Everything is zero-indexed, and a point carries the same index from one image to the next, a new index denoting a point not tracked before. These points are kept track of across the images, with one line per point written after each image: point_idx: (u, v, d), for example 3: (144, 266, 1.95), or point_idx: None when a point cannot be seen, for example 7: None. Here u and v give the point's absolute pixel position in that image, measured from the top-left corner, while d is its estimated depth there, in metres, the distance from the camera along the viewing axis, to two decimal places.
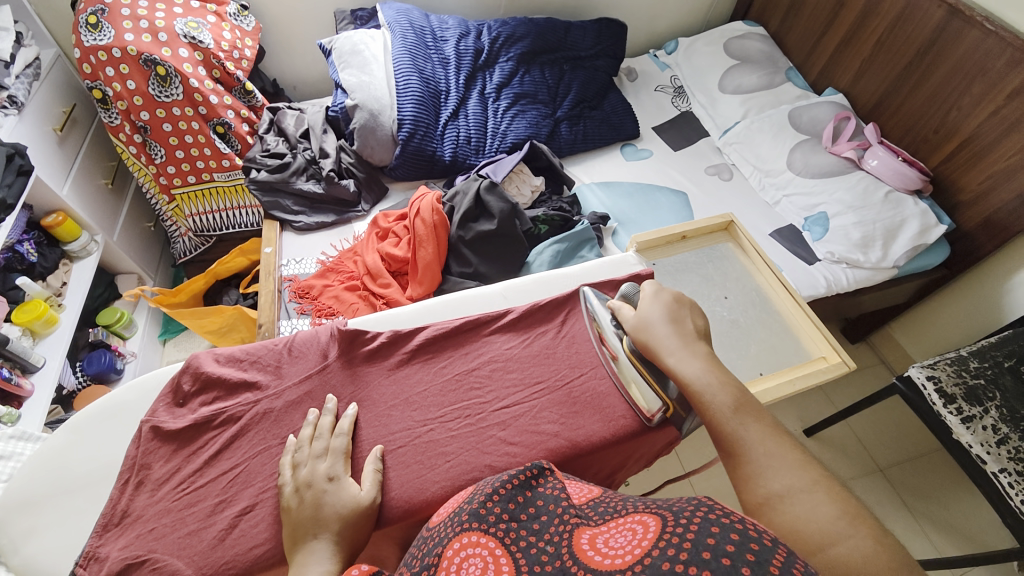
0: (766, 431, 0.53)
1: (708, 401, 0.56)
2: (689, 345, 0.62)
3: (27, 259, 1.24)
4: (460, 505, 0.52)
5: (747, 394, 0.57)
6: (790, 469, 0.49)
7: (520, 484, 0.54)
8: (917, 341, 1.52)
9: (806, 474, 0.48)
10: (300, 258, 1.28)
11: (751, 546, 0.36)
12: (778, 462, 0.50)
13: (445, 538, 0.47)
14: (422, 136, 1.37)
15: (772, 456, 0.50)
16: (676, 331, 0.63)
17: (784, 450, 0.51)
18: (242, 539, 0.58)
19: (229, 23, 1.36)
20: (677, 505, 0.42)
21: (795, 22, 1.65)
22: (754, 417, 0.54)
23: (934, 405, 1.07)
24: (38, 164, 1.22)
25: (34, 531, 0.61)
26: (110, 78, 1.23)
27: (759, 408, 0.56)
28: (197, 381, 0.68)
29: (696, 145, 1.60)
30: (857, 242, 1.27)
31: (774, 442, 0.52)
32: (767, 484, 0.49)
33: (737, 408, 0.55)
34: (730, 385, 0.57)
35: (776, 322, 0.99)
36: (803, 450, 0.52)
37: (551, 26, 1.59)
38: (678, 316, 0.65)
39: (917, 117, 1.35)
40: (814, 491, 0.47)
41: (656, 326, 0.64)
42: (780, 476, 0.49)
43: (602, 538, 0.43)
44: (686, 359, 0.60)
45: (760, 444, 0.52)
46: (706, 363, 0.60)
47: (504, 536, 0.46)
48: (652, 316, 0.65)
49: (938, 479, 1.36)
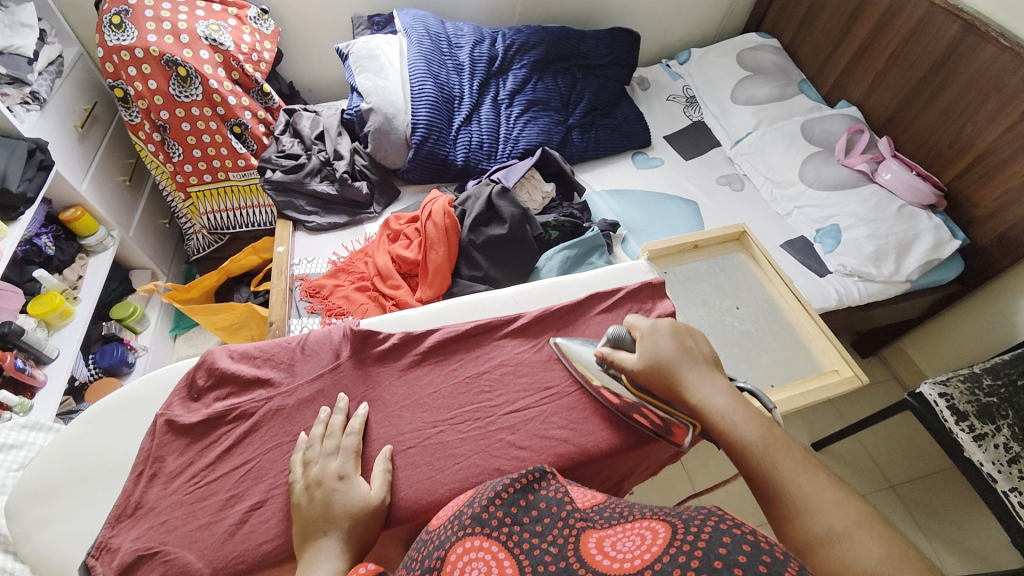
0: (801, 468, 0.54)
1: (738, 439, 0.57)
2: (708, 380, 0.63)
3: (44, 252, 1.26)
4: (462, 508, 0.52)
5: (773, 427, 0.58)
6: (831, 507, 0.50)
7: (523, 487, 0.53)
8: (929, 357, 1.50)
9: (848, 512, 0.49)
10: (313, 258, 1.29)
11: (762, 556, 0.35)
12: (818, 499, 0.51)
13: (448, 540, 0.47)
14: (435, 140, 1.38)
15: (812, 494, 0.51)
16: (692, 366, 0.64)
17: (821, 487, 0.52)
18: (252, 534, 0.59)
19: (249, 26, 1.39)
20: (686, 513, 0.42)
21: (809, 35, 1.65)
22: (786, 452, 0.55)
23: (945, 422, 1.06)
24: (59, 160, 1.24)
25: (48, 520, 0.62)
26: (132, 77, 1.25)
27: (788, 443, 0.57)
28: (212, 376, 0.69)
29: (707, 155, 1.60)
30: (870, 256, 1.27)
31: (810, 478, 0.53)
32: (811, 525, 0.49)
33: (767, 444, 0.56)
34: (756, 420, 0.58)
35: (787, 334, 0.99)
36: (839, 484, 0.53)
37: (565, 35, 1.61)
38: (685, 348, 0.66)
39: (931, 131, 1.35)
40: (857, 530, 0.48)
41: (668, 363, 0.64)
42: (821, 516, 0.49)
43: (610, 541, 0.43)
44: (708, 395, 0.61)
45: (796, 481, 0.52)
46: (730, 399, 0.61)
47: (506, 540, 0.46)
48: (661, 351, 0.65)
49: (951, 499, 1.34)
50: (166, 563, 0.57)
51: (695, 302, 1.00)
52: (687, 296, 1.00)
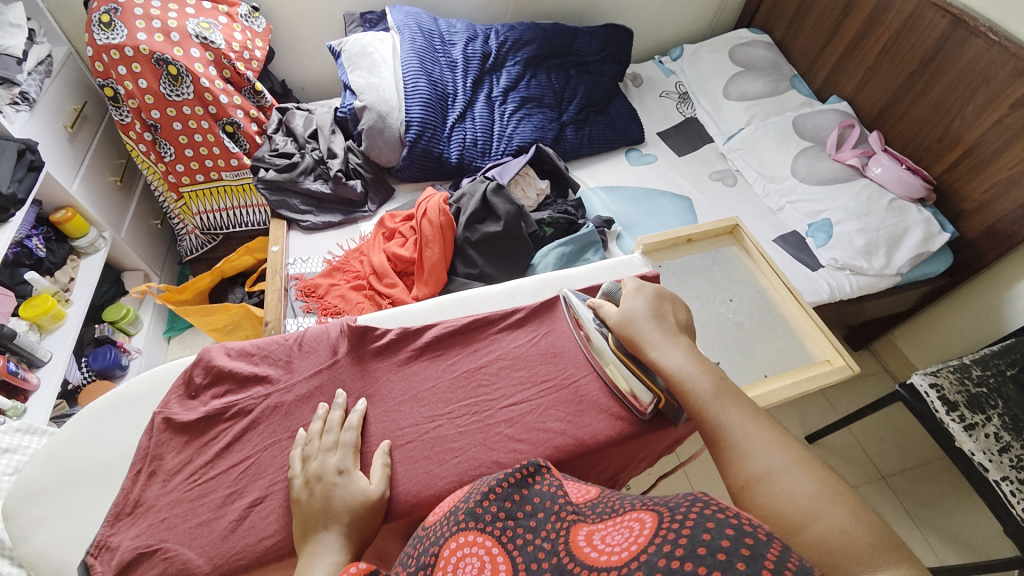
0: (747, 415, 0.55)
1: (691, 389, 0.58)
2: (670, 336, 0.63)
3: (35, 254, 1.25)
4: (456, 504, 0.53)
5: (726, 379, 0.59)
6: (772, 449, 0.51)
7: (518, 482, 0.55)
8: (920, 349, 1.52)
9: (788, 453, 0.51)
10: (307, 257, 1.29)
11: (745, 539, 0.36)
12: (760, 442, 0.52)
13: (442, 537, 0.48)
14: (429, 138, 1.38)
15: (755, 438, 0.52)
16: (659, 325, 0.65)
17: (765, 432, 0.53)
18: (253, 530, 0.59)
19: (241, 24, 1.38)
20: (673, 502, 0.43)
21: (800, 31, 1.67)
22: (735, 401, 0.56)
23: (936, 411, 1.07)
24: (49, 160, 1.23)
25: (45, 520, 0.62)
26: (122, 76, 1.24)
27: (738, 391, 0.58)
28: (209, 374, 0.69)
29: (700, 151, 1.61)
30: (861, 249, 1.28)
31: (755, 423, 0.54)
32: (751, 466, 0.51)
33: (718, 394, 0.57)
34: (710, 372, 0.59)
35: (781, 326, 1.00)
36: (784, 429, 0.54)
37: (558, 32, 1.61)
38: (661, 310, 0.66)
39: (920, 126, 1.36)
40: (794, 470, 0.49)
41: (639, 321, 0.65)
42: (763, 458, 0.51)
43: (600, 535, 0.44)
44: (668, 351, 0.62)
45: (740, 427, 0.54)
46: (688, 353, 0.61)
47: (500, 534, 0.47)
48: (636, 311, 0.66)
49: (942, 487, 1.36)
50: (166, 561, 0.57)
51: (690, 295, 1.00)
52: (682, 288, 1.01)
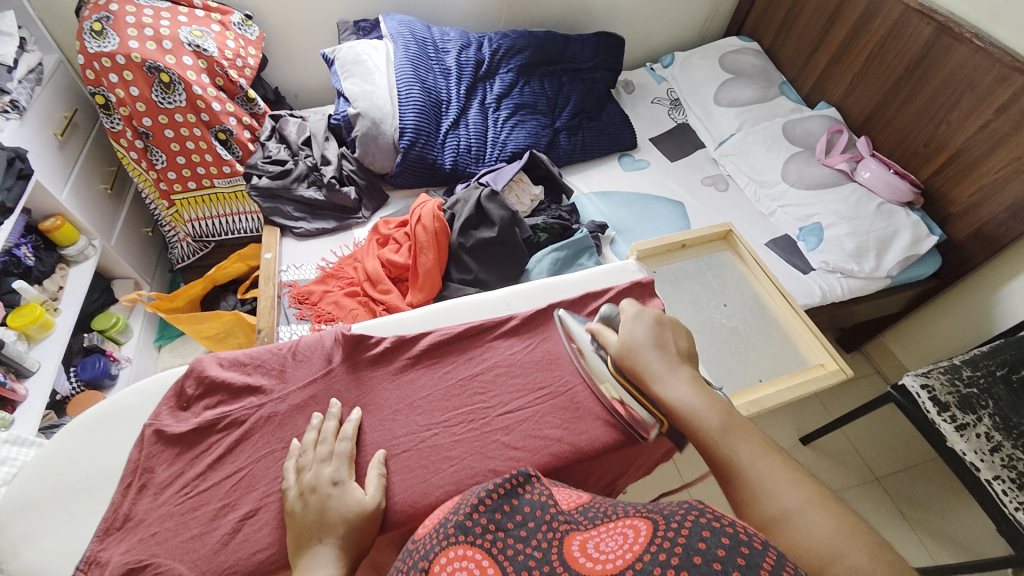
0: (759, 451, 0.53)
1: (699, 424, 0.56)
2: (673, 367, 0.62)
3: (24, 263, 1.23)
4: (445, 517, 0.52)
5: (734, 411, 0.57)
6: (787, 488, 0.49)
7: (507, 493, 0.54)
8: (910, 351, 1.54)
9: (803, 492, 0.49)
10: (300, 264, 1.28)
11: (741, 548, 0.37)
12: (774, 481, 0.50)
13: (432, 550, 0.46)
14: (423, 145, 1.38)
15: (769, 476, 0.51)
16: (661, 355, 0.63)
17: (778, 469, 0.51)
18: (246, 543, 0.58)
19: (233, 32, 1.38)
20: (667, 509, 0.43)
21: (789, 39, 1.69)
22: (745, 436, 0.54)
23: (928, 413, 1.09)
24: (38, 168, 1.22)
25: (32, 536, 0.60)
26: (113, 84, 1.23)
27: (748, 424, 0.56)
28: (201, 385, 0.68)
29: (692, 156, 1.62)
30: (851, 253, 1.30)
31: (768, 460, 0.52)
32: (766, 508, 0.49)
33: (727, 429, 0.55)
34: (717, 405, 0.57)
35: (775, 330, 1.01)
36: (797, 464, 0.52)
37: (551, 39, 1.62)
38: (661, 338, 0.64)
39: (907, 131, 1.39)
40: (811, 511, 0.47)
41: (641, 350, 0.64)
42: (777, 498, 0.49)
43: (593, 543, 0.44)
44: (671, 383, 0.60)
45: (752, 464, 0.52)
46: (692, 385, 0.59)
47: (490, 546, 0.46)
48: (636, 339, 0.64)
49: (935, 488, 1.37)
50: None
51: (684, 300, 1.01)
52: (676, 293, 1.02)
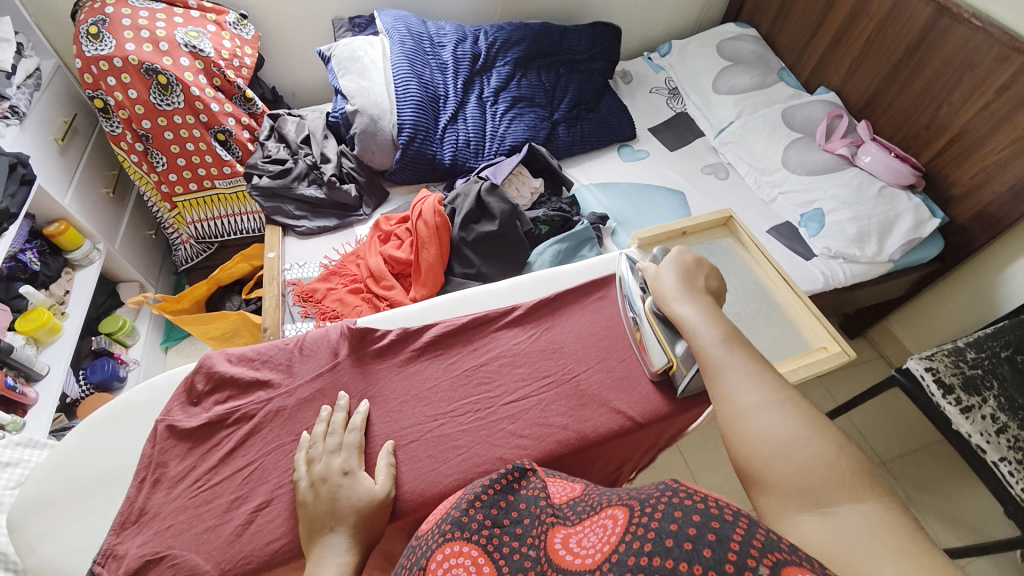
0: (749, 361, 0.59)
1: (700, 337, 0.63)
2: (689, 291, 0.68)
3: (30, 268, 1.25)
4: (448, 511, 0.52)
5: (736, 331, 0.63)
6: (764, 392, 0.55)
7: (503, 488, 0.55)
8: (915, 334, 1.54)
9: (780, 396, 0.54)
10: (303, 262, 1.29)
11: (711, 523, 0.37)
12: (755, 385, 0.56)
13: (429, 549, 0.47)
14: (422, 140, 1.39)
15: (751, 380, 0.57)
16: (682, 281, 0.70)
17: (763, 377, 0.57)
18: (259, 534, 0.59)
19: (229, 31, 1.38)
20: (644, 494, 0.44)
21: (786, 24, 1.68)
22: (740, 350, 0.61)
23: (932, 395, 1.09)
24: (41, 174, 1.23)
25: (49, 532, 0.61)
26: (112, 87, 1.24)
27: (747, 343, 0.62)
28: (210, 380, 0.69)
29: (691, 145, 1.62)
30: (853, 238, 1.29)
31: (756, 369, 0.58)
32: (743, 400, 0.55)
33: (724, 343, 0.61)
34: (721, 325, 0.63)
35: (778, 315, 1.01)
36: (783, 378, 0.58)
37: (546, 31, 1.62)
38: (687, 269, 0.71)
39: (908, 114, 1.38)
40: (782, 409, 0.53)
41: (664, 278, 0.71)
42: (756, 395, 0.55)
43: (575, 538, 0.44)
44: (685, 303, 0.67)
45: (742, 370, 0.58)
46: (703, 305, 0.66)
47: (486, 544, 0.47)
48: (662, 270, 0.72)
49: (941, 470, 1.38)
50: (174, 567, 0.57)
51: None
52: None
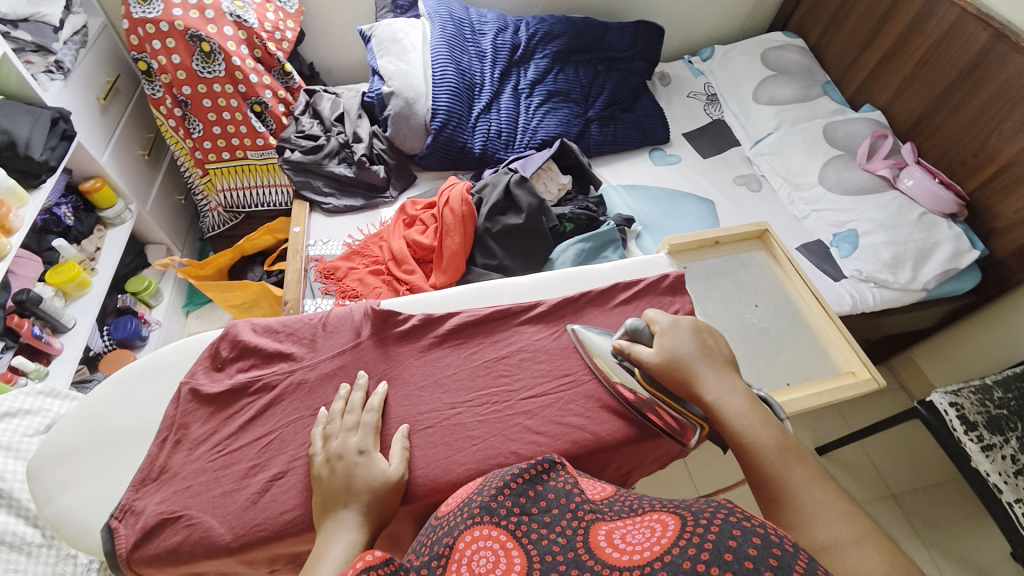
0: (811, 479, 0.52)
1: (749, 440, 0.56)
2: (725, 378, 0.63)
3: (63, 222, 1.28)
4: (470, 496, 0.54)
5: (789, 437, 0.57)
6: (836, 520, 0.48)
7: (532, 478, 0.55)
8: (939, 367, 1.49)
9: (856, 527, 0.47)
10: (328, 239, 1.30)
11: (773, 549, 0.37)
12: (824, 509, 0.49)
13: (456, 528, 0.49)
14: (454, 127, 1.38)
15: (819, 504, 0.50)
16: (711, 364, 0.64)
17: (831, 499, 0.50)
18: (273, 503, 0.60)
19: (274, 4, 1.39)
20: (696, 506, 0.43)
21: (836, 36, 1.63)
22: (799, 462, 0.54)
23: (954, 431, 1.05)
24: (81, 130, 1.25)
25: (70, 482, 0.63)
26: (156, 51, 1.25)
27: (804, 453, 0.56)
28: (235, 348, 0.70)
29: (726, 154, 1.58)
30: (887, 262, 1.26)
31: (820, 489, 0.51)
32: (814, 533, 0.47)
33: (779, 450, 0.55)
34: (770, 426, 0.57)
35: (806, 335, 0.99)
36: (852, 502, 0.50)
37: (588, 26, 1.59)
38: (710, 348, 0.66)
39: (955, 140, 1.33)
40: (863, 545, 0.45)
41: (688, 359, 0.64)
42: (828, 526, 0.48)
43: (620, 533, 0.44)
44: (723, 393, 0.61)
45: (806, 490, 0.51)
46: (746, 400, 0.60)
47: (514, 528, 0.48)
48: (682, 347, 0.65)
49: (952, 510, 1.34)
50: (189, 527, 0.58)
51: (714, 299, 0.99)
52: (706, 292, 1.00)
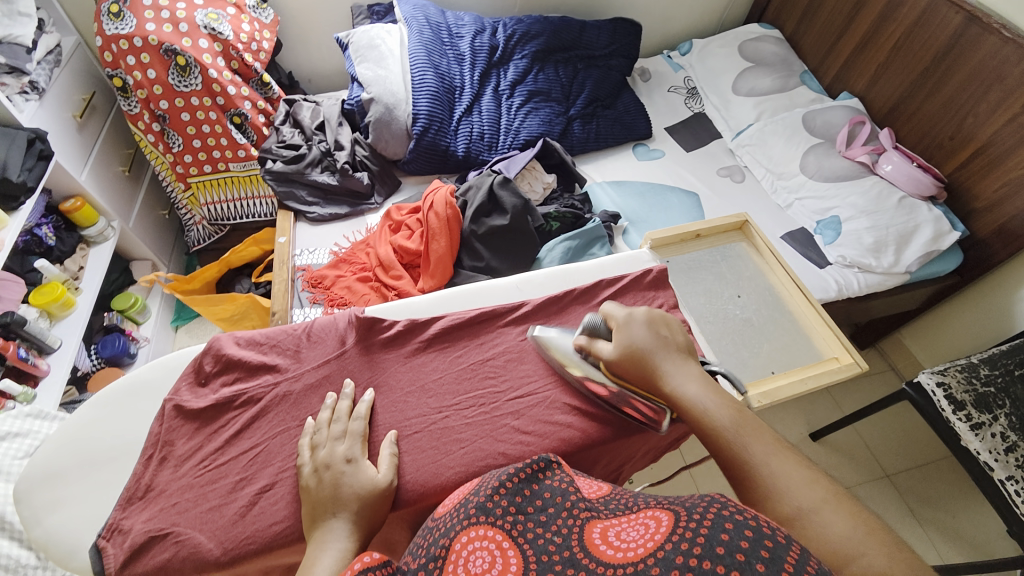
0: (771, 451, 0.55)
1: (710, 423, 0.58)
2: (681, 366, 0.64)
3: (45, 243, 1.26)
4: (467, 497, 0.54)
5: (744, 411, 0.59)
6: (800, 487, 0.51)
7: (528, 477, 0.56)
8: (927, 348, 1.51)
9: (818, 491, 0.50)
10: (314, 248, 1.30)
11: (765, 542, 0.37)
12: (789, 479, 0.52)
13: (452, 529, 0.49)
14: (436, 131, 1.38)
15: (782, 475, 0.52)
16: (665, 353, 0.65)
17: (792, 468, 0.53)
18: (262, 516, 0.60)
19: (249, 15, 1.38)
20: (690, 501, 0.44)
21: (811, 26, 1.65)
22: (757, 435, 0.56)
23: (943, 411, 1.07)
24: (59, 149, 1.24)
25: (58, 503, 0.62)
26: (131, 67, 1.24)
27: (759, 423, 0.58)
28: (219, 362, 0.70)
29: (708, 147, 1.60)
30: (870, 247, 1.27)
31: (781, 459, 0.54)
32: (781, 506, 0.50)
33: (739, 428, 0.57)
34: (728, 405, 0.59)
35: (790, 323, 1.00)
36: (810, 463, 0.54)
37: (566, 25, 1.60)
38: (662, 336, 0.66)
39: (932, 123, 1.35)
40: (826, 508, 0.48)
41: (646, 352, 0.65)
42: (793, 495, 0.50)
43: (614, 531, 0.45)
44: (681, 381, 0.62)
45: (766, 462, 0.54)
46: (702, 384, 0.62)
47: (511, 529, 0.48)
48: (639, 341, 0.66)
49: (946, 487, 1.36)
50: (177, 544, 0.58)
51: (697, 292, 1.00)
52: (690, 285, 1.01)
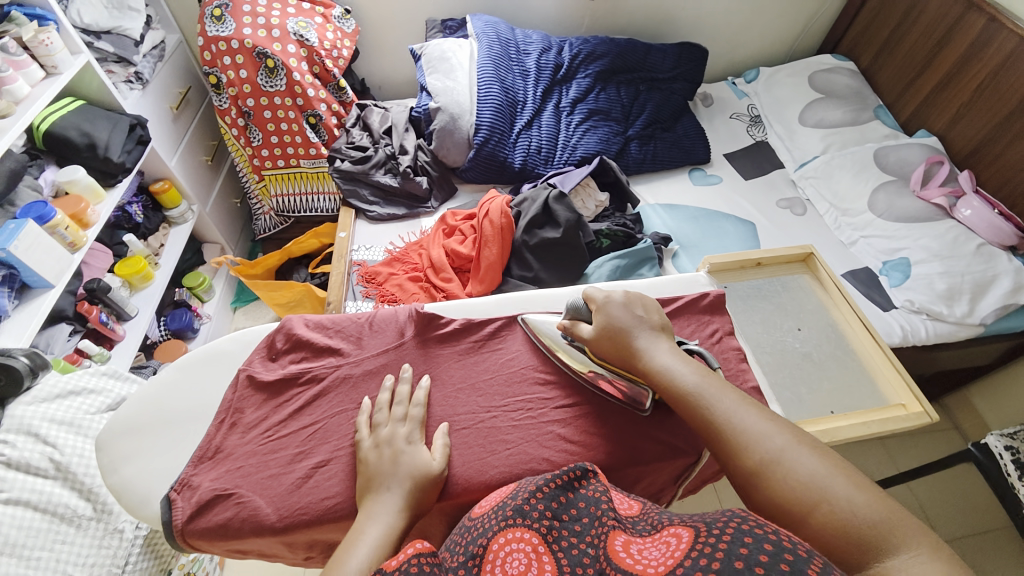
0: (736, 404, 0.58)
1: (680, 387, 0.61)
2: (653, 340, 0.66)
3: (133, 219, 1.39)
4: (504, 500, 0.55)
5: (710, 371, 0.63)
6: (766, 435, 0.54)
7: (564, 485, 0.56)
8: (998, 410, 1.39)
9: (780, 437, 0.54)
10: (370, 245, 1.36)
11: (784, 556, 0.37)
12: (754, 429, 0.55)
13: (490, 529, 0.50)
14: (496, 142, 1.42)
15: (748, 426, 0.55)
16: (639, 328, 0.67)
17: (756, 416, 0.56)
18: (317, 489, 0.63)
19: (333, 24, 1.49)
20: (710, 518, 0.44)
21: (889, 61, 1.59)
22: (722, 391, 0.59)
23: (1008, 475, 0.98)
24: (156, 136, 1.37)
25: (133, 455, 0.68)
26: (226, 66, 1.36)
27: (723, 380, 0.62)
28: (289, 340, 0.75)
29: (769, 176, 1.56)
30: (942, 294, 1.20)
31: (746, 410, 0.57)
32: (751, 457, 0.53)
33: (704, 386, 0.60)
34: (694, 367, 0.62)
35: (852, 363, 0.95)
36: (773, 411, 0.57)
37: (631, 47, 1.62)
38: (636, 315, 0.68)
39: (1017, 169, 1.26)
40: (791, 451, 0.52)
41: (620, 330, 0.67)
42: (763, 444, 0.53)
43: (637, 547, 0.46)
44: (654, 351, 0.65)
45: (733, 416, 0.56)
46: (671, 352, 0.65)
47: (545, 533, 0.49)
48: (617, 322, 0.68)
49: (1001, 561, 1.24)
50: (238, 505, 0.62)
51: (754, 321, 0.97)
52: (746, 313, 0.98)
